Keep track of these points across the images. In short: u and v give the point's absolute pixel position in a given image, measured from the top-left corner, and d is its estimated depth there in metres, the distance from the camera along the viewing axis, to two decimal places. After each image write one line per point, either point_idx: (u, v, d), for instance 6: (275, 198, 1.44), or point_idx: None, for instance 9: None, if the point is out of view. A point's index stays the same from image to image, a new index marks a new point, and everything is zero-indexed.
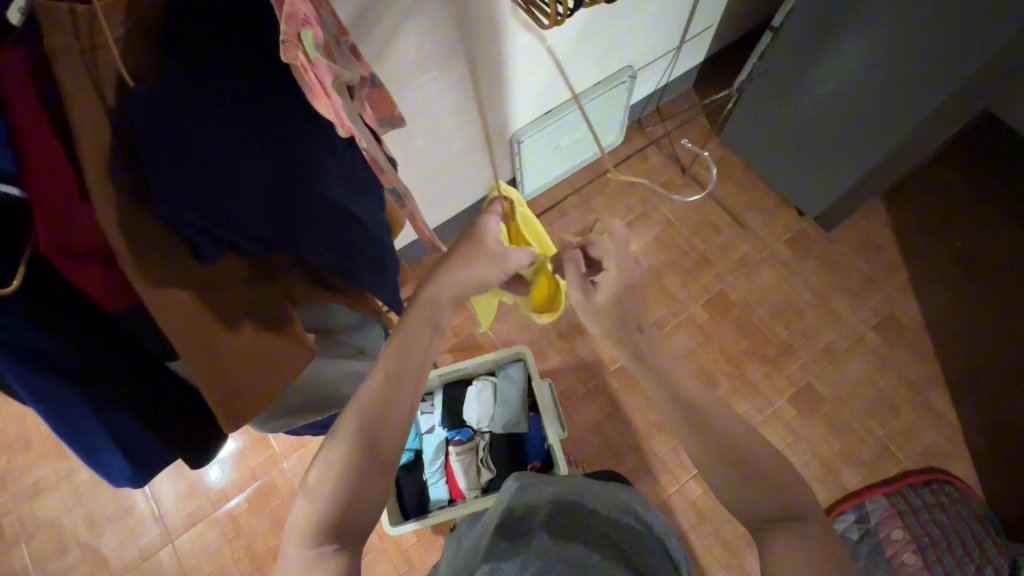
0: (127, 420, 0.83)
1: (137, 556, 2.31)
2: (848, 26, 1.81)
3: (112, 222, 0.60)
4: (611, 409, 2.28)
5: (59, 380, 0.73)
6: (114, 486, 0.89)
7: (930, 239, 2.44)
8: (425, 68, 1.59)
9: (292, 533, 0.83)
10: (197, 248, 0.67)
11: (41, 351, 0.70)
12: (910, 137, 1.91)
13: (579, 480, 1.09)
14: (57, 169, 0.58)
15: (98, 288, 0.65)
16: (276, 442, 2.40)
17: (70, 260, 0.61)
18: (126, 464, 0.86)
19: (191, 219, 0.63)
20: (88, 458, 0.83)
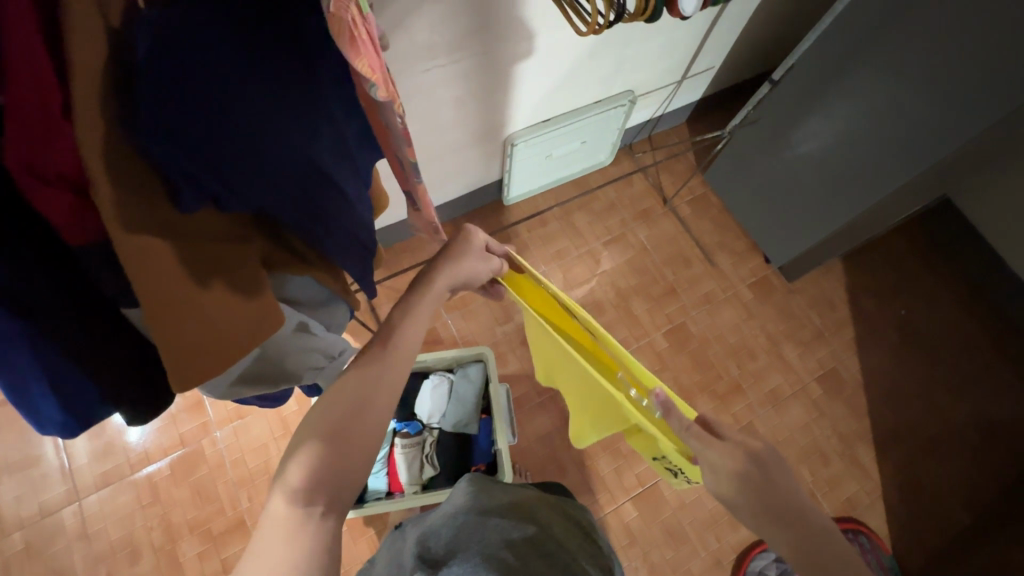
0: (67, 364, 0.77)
1: (37, 512, 2.13)
2: (841, 92, 1.91)
3: (95, 151, 0.56)
4: (562, 422, 2.30)
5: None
6: (41, 434, 0.82)
7: (878, 303, 2.60)
8: (434, 54, 1.57)
9: (274, 551, 0.77)
10: (176, 192, 0.63)
11: None
12: (879, 206, 2.02)
13: (527, 489, 1.10)
14: (43, 86, 0.52)
15: (66, 219, 0.60)
16: (211, 410, 2.27)
17: (43, 184, 0.57)
18: (58, 413, 0.80)
19: (181, 162, 0.60)
20: (15, 399, 0.76)
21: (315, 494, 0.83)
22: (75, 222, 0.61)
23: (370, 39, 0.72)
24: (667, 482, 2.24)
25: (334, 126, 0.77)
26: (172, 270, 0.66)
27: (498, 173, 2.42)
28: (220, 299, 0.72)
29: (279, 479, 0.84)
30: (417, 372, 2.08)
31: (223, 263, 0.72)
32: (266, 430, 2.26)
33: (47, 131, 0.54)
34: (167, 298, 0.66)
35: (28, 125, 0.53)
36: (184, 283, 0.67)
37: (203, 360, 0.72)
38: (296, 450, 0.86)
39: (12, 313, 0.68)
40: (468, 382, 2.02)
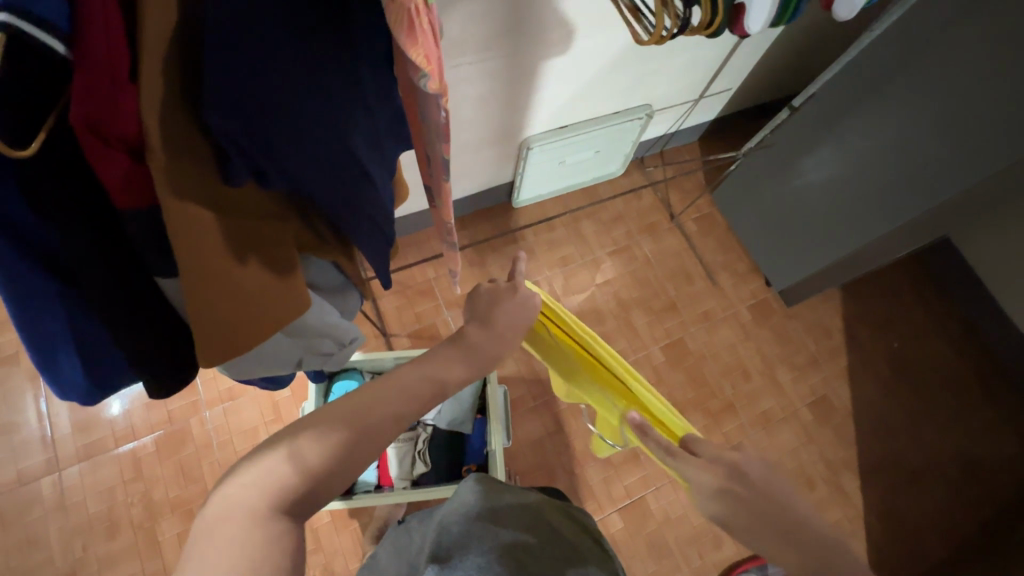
0: (97, 329, 0.76)
1: (13, 479, 2.09)
2: (856, 123, 1.95)
3: (155, 116, 0.55)
4: (554, 428, 2.30)
5: (37, 270, 0.66)
6: (62, 399, 0.82)
7: (873, 334, 2.63)
8: (464, 50, 1.57)
9: (264, 507, 0.77)
10: (223, 163, 0.62)
11: (33, 233, 0.64)
12: (879, 242, 2.04)
13: (531, 492, 1.09)
14: (113, 44, 0.51)
15: (119, 181, 0.59)
16: (202, 389, 2.24)
17: (102, 144, 0.56)
18: (82, 376, 0.80)
19: (236, 134, 0.59)
20: (42, 364, 0.75)
21: (313, 478, 0.83)
22: (125, 183, 0.60)
23: (431, 27, 0.71)
24: (655, 496, 2.24)
25: (375, 111, 0.77)
26: (205, 243, 0.65)
27: (510, 174, 2.42)
28: (249, 275, 0.71)
29: (291, 442, 0.84)
30: None
31: (256, 239, 0.71)
32: (256, 414, 2.23)
33: (114, 91, 0.53)
34: (202, 269, 0.65)
35: (97, 82, 0.52)
36: (219, 254, 0.67)
37: (223, 333, 0.72)
38: (314, 424, 0.87)
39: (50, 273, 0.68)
40: (466, 381, 2.00)
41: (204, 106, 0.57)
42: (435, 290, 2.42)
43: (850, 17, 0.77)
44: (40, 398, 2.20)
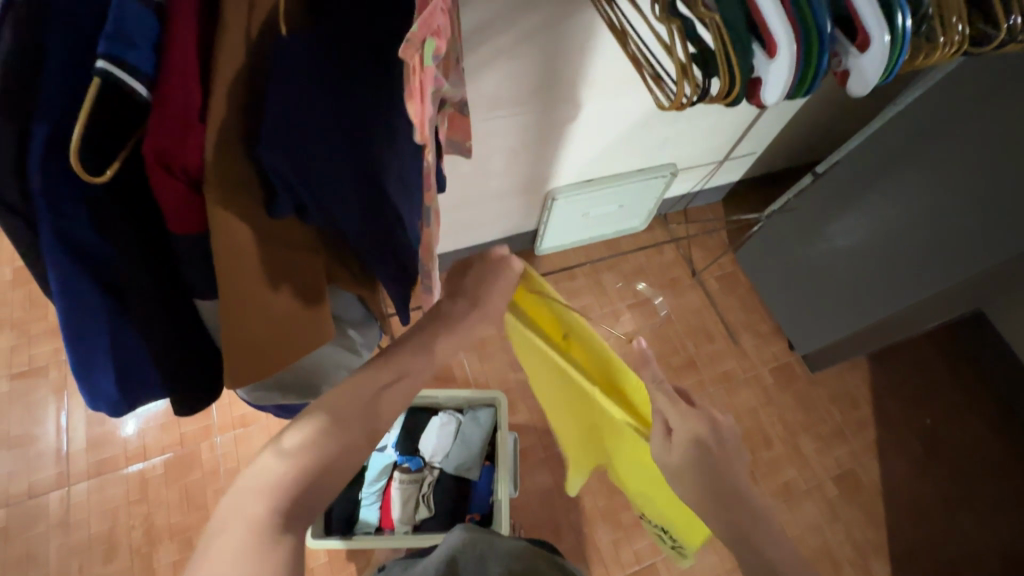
0: (134, 342, 0.81)
1: (23, 491, 2.11)
2: (882, 189, 1.97)
3: (215, 152, 0.61)
4: (564, 481, 2.23)
5: (91, 286, 0.72)
6: (91, 408, 0.86)
7: (904, 408, 2.52)
8: (500, 105, 1.66)
9: (247, 501, 0.75)
10: (271, 200, 0.67)
11: (95, 253, 0.69)
12: (914, 310, 1.99)
13: (510, 539, 1.05)
14: (189, 89, 0.58)
15: (176, 208, 0.64)
16: (216, 414, 2.26)
17: (166, 175, 0.61)
18: (114, 389, 0.84)
19: (283, 171, 0.64)
20: (79, 373, 0.80)
21: (303, 469, 0.80)
22: (184, 213, 0.64)
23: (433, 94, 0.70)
24: (667, 564, 2.13)
25: None
26: (246, 270, 0.69)
27: (533, 223, 2.48)
28: (280, 304, 0.75)
29: (276, 437, 0.83)
30: (426, 408, 2.05)
31: (293, 269, 0.75)
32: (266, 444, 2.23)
33: (186, 131, 0.59)
34: (241, 294, 0.69)
35: (171, 122, 0.58)
36: (258, 283, 0.71)
37: (253, 357, 0.75)
38: (298, 418, 0.85)
39: (104, 291, 0.74)
40: (477, 426, 1.98)
41: (260, 146, 0.62)
42: None
43: (866, 95, 0.70)
44: (61, 411, 2.25)
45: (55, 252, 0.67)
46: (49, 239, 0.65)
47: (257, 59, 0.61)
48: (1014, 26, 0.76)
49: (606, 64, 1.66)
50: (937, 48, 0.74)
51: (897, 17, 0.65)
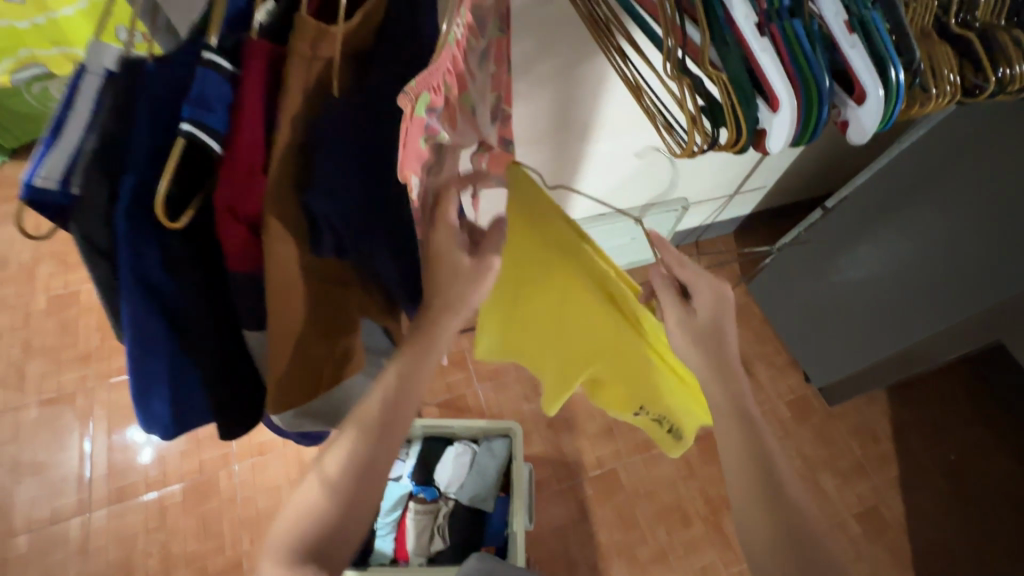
0: (190, 369, 0.82)
1: (47, 516, 2.15)
2: (892, 223, 2.00)
3: (274, 198, 0.67)
4: (579, 515, 2.21)
5: (158, 314, 0.74)
6: (143, 429, 0.83)
7: (927, 445, 2.47)
8: (520, 142, 1.75)
9: (287, 529, 0.81)
10: (314, 241, 0.73)
11: (162, 283, 0.73)
12: (930, 343, 1.98)
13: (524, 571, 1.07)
14: (255, 144, 0.65)
15: (236, 253, 0.70)
16: (235, 441, 2.30)
17: (230, 222, 0.67)
18: (168, 413, 0.83)
19: (332, 215, 0.70)
20: (137, 398, 0.79)
21: (337, 497, 0.82)
22: (241, 255, 0.70)
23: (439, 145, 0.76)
24: None
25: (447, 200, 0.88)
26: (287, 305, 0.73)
27: None
28: (317, 341, 0.81)
29: (320, 462, 0.86)
30: (441, 437, 2.05)
31: (326, 302, 0.80)
32: (282, 472, 2.25)
33: (249, 179, 0.66)
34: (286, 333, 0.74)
35: (234, 173, 0.65)
36: (300, 320, 0.76)
37: (294, 385, 0.79)
38: (334, 438, 0.86)
39: (167, 320, 0.76)
40: (491, 456, 1.98)
41: (309, 194, 0.68)
42: (468, 362, 2.48)
43: (865, 142, 0.75)
44: (85, 437, 2.30)
45: (133, 293, 0.71)
46: (130, 281, 0.70)
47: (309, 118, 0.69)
48: (1005, 78, 0.81)
49: (620, 106, 1.75)
50: (932, 97, 0.78)
51: (891, 72, 0.70)
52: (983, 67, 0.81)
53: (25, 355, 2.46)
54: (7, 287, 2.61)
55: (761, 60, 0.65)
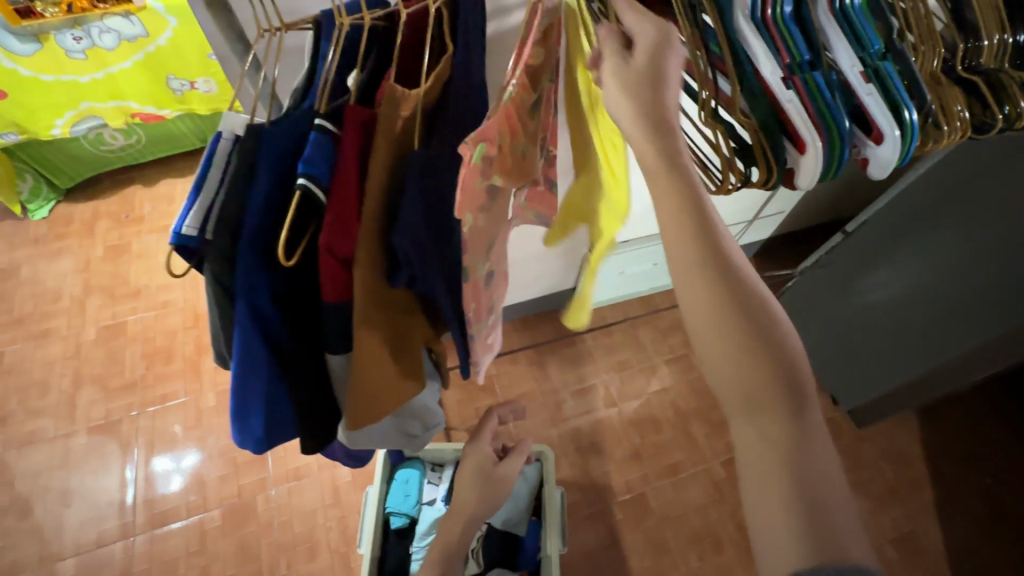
0: (283, 390, 0.93)
1: (92, 540, 2.23)
2: (911, 244, 2.02)
3: (365, 240, 0.79)
4: (610, 540, 2.21)
5: (261, 345, 0.84)
6: (239, 447, 0.95)
7: (962, 468, 2.43)
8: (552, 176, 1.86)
9: None
10: (394, 276, 0.84)
11: (266, 317, 0.83)
12: (961, 364, 1.98)
13: None
14: (350, 193, 0.77)
15: (331, 286, 0.81)
16: (271, 466, 2.37)
17: (328, 259, 0.78)
18: (261, 431, 0.94)
19: (410, 255, 0.79)
20: (237, 417, 0.90)
21: None
22: (337, 287, 0.81)
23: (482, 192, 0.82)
24: None
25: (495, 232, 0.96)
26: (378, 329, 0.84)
27: (572, 282, 2.62)
28: (387, 366, 0.92)
29: None
30: None
31: (400, 327, 0.92)
32: (317, 497, 2.30)
33: (349, 225, 0.78)
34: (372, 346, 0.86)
35: (337, 218, 0.77)
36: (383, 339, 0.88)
37: (361, 404, 0.92)
38: None
39: (270, 350, 0.86)
40: (524, 481, 2.03)
41: (395, 236, 0.79)
42: (496, 387, 2.54)
43: (885, 177, 0.81)
44: (128, 463, 2.39)
45: (245, 324, 0.81)
46: (244, 314, 0.80)
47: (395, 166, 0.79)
48: (1010, 115, 0.88)
49: None
50: (944, 133, 0.85)
51: (906, 112, 0.77)
52: (991, 107, 0.88)
53: (74, 384, 2.59)
54: (59, 319, 2.76)
55: (789, 109, 0.73)
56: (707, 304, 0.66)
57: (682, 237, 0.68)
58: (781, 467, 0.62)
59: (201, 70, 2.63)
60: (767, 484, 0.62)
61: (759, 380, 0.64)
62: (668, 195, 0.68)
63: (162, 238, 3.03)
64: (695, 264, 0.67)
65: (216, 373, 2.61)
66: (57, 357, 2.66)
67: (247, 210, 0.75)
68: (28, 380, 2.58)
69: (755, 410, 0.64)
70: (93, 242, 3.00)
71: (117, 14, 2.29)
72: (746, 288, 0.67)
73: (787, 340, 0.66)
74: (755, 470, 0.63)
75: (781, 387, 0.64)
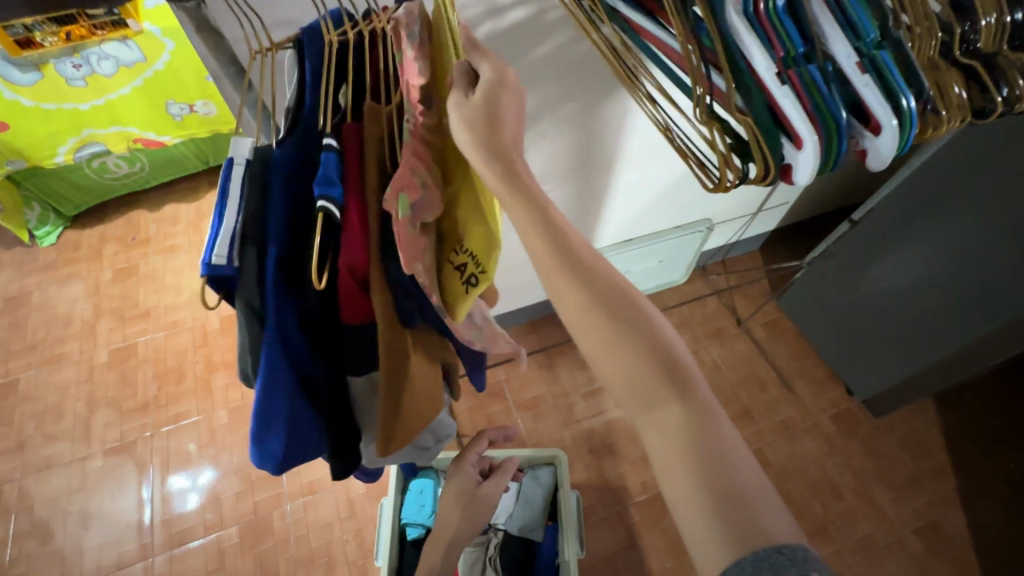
0: (306, 410, 0.91)
1: (112, 563, 2.24)
2: (920, 229, 2.00)
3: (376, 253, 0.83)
4: (628, 542, 2.20)
5: (285, 365, 0.84)
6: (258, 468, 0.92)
7: (982, 454, 2.38)
8: (544, 181, 1.86)
9: None
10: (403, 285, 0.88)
11: (287, 335, 0.83)
12: (976, 348, 1.95)
13: None
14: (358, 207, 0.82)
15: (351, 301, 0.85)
16: (286, 482, 2.37)
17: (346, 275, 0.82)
18: (282, 453, 0.91)
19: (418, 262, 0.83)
20: (258, 439, 0.88)
21: None
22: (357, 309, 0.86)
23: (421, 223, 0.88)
24: None
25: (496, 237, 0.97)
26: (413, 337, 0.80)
27: None
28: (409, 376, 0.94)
29: None
30: None
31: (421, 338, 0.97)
32: (332, 511, 2.30)
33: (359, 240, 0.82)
34: (397, 353, 0.89)
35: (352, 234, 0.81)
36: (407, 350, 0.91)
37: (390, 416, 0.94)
38: None
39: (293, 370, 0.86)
40: (538, 485, 2.02)
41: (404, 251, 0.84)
42: (506, 392, 2.54)
43: (883, 168, 0.81)
44: (144, 483, 2.41)
45: (275, 347, 0.82)
46: (275, 338, 0.81)
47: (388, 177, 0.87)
48: (1009, 98, 0.87)
49: (637, 138, 1.83)
50: (944, 120, 0.84)
51: (902, 101, 0.76)
52: (990, 91, 0.87)
53: (88, 408, 2.61)
54: (70, 344, 2.78)
55: (785, 105, 0.72)
56: (580, 318, 0.71)
57: (547, 259, 0.73)
58: (685, 454, 0.64)
59: (198, 91, 2.67)
60: (673, 472, 0.64)
61: (638, 376, 0.68)
62: (526, 222, 0.73)
63: (167, 259, 3.05)
64: (560, 279, 0.72)
65: (228, 390, 2.62)
66: (70, 382, 2.68)
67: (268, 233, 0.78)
68: (42, 406, 2.60)
69: (652, 407, 0.67)
70: (102, 266, 3.03)
71: (115, 39, 2.30)
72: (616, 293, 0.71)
73: (665, 335, 0.70)
74: (664, 458, 0.66)
75: (664, 377, 0.67)
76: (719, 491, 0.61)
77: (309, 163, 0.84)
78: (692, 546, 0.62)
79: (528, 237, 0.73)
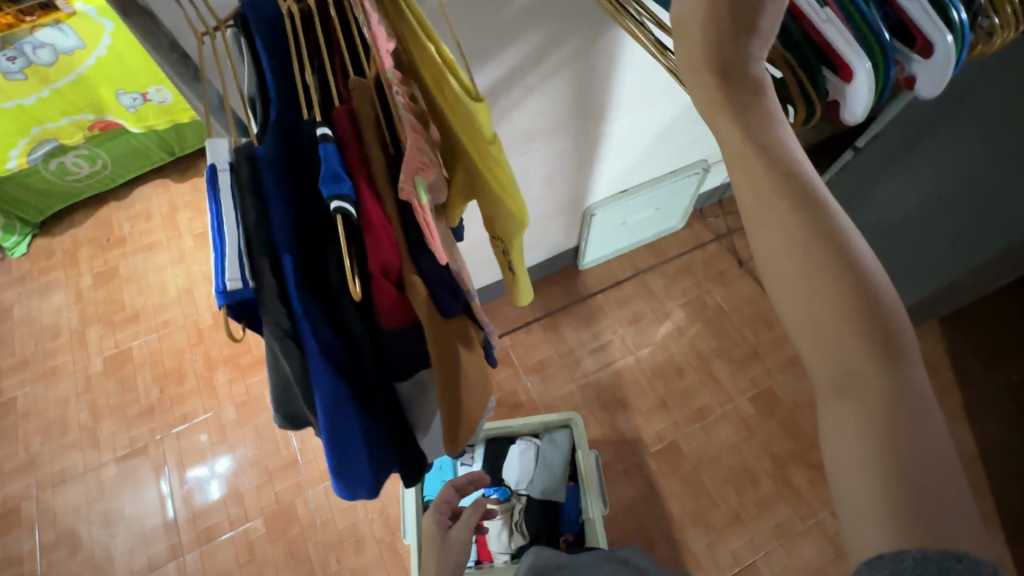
0: (374, 425, 0.87)
1: (144, 565, 2.26)
2: (924, 152, 1.91)
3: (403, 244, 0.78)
4: (648, 491, 2.24)
5: (342, 384, 0.79)
6: (346, 495, 0.89)
7: (988, 369, 2.41)
8: (535, 137, 1.74)
9: None
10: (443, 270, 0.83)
11: (335, 351, 0.77)
12: (986, 268, 1.91)
13: None
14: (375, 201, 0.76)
15: (387, 305, 0.81)
16: (304, 469, 2.38)
17: (381, 279, 0.79)
18: (367, 469, 0.88)
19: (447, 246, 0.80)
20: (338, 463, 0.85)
21: None
22: (394, 309, 0.82)
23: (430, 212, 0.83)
24: (767, 561, 2.09)
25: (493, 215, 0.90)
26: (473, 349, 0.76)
27: (574, 240, 2.53)
28: (463, 368, 0.90)
29: None
30: (503, 437, 2.11)
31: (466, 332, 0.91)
32: None
33: (384, 238, 0.76)
34: (446, 347, 0.85)
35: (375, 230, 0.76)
36: (453, 340, 0.87)
37: (452, 406, 0.91)
38: None
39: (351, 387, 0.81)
40: (556, 448, 2.04)
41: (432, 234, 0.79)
42: (512, 358, 2.52)
43: (938, 94, 0.74)
44: (162, 485, 2.41)
45: (320, 365, 0.76)
46: (316, 354, 0.75)
47: (393, 160, 0.82)
48: None
49: (628, 81, 1.71)
50: (998, 27, 0.78)
51: (954, 14, 0.70)
52: None
53: (93, 417, 2.57)
54: (63, 355, 2.70)
55: (824, 31, 0.68)
56: (784, 250, 0.56)
57: (762, 182, 0.59)
58: (865, 425, 0.51)
59: (149, 76, 2.46)
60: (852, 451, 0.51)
61: (835, 338, 0.54)
62: (733, 143, 0.62)
63: (147, 258, 2.93)
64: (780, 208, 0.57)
65: (232, 385, 2.58)
66: (68, 393, 2.62)
67: (280, 242, 0.72)
68: (46, 420, 2.56)
69: (847, 375, 0.53)
70: (80, 271, 2.91)
71: (47, 25, 2.08)
72: (837, 233, 0.56)
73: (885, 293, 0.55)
74: (834, 427, 0.54)
75: (874, 344, 0.53)
76: (922, 494, 0.48)
77: (302, 159, 0.76)
78: (843, 524, 0.51)
79: (735, 160, 0.62)
